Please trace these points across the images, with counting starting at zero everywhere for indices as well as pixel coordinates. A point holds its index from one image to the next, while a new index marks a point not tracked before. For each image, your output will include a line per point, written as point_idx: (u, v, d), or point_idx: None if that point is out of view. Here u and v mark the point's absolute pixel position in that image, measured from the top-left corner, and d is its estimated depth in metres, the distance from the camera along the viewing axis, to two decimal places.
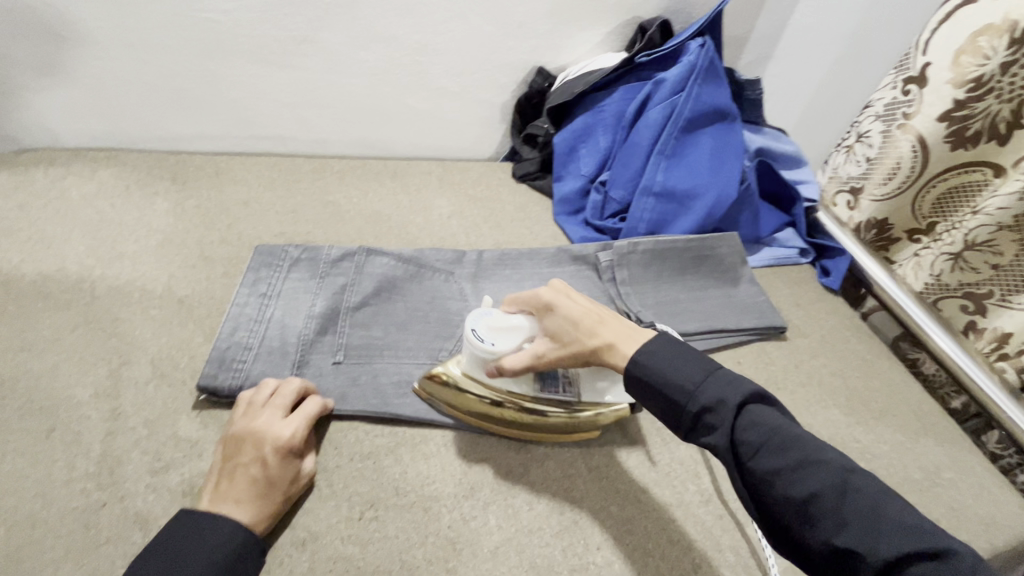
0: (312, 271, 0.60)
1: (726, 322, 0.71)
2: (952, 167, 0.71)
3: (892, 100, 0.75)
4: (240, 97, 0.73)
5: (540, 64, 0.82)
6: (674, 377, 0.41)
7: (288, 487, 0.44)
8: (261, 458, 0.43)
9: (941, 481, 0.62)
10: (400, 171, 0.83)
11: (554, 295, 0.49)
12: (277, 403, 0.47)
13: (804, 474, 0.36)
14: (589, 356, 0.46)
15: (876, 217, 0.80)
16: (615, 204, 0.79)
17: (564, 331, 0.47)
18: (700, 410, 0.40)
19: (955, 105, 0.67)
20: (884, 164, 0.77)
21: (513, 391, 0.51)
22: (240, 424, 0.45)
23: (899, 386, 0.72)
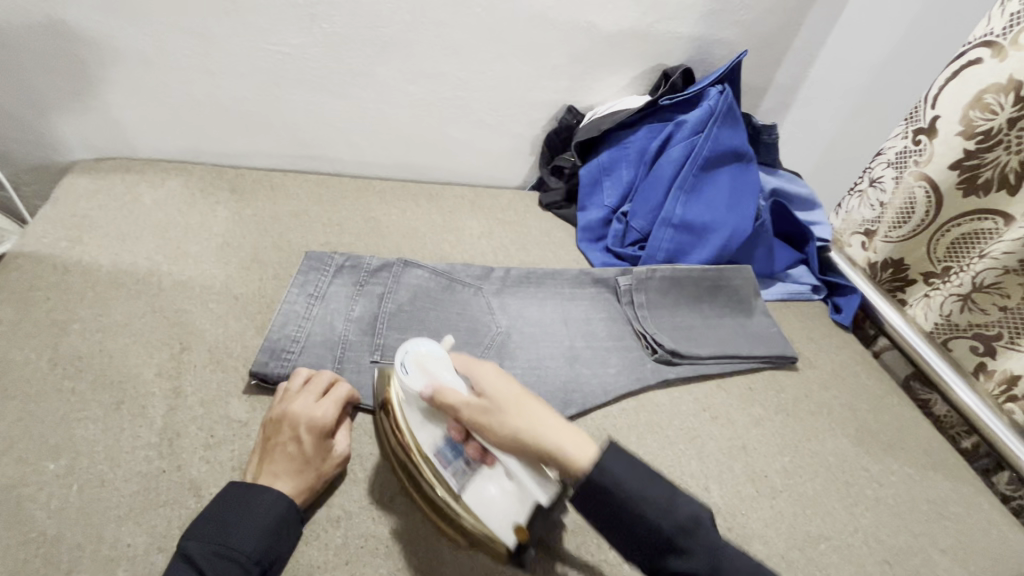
0: (354, 278, 0.66)
1: (738, 349, 0.74)
2: (963, 214, 0.74)
3: (902, 148, 0.79)
4: (298, 121, 0.80)
5: (570, 104, 0.89)
6: (643, 502, 0.40)
7: (323, 464, 0.48)
8: (297, 437, 0.48)
9: (949, 514, 0.63)
10: (436, 194, 0.90)
11: (496, 373, 0.48)
12: (310, 389, 0.51)
13: None
14: (527, 433, 0.44)
15: (892, 257, 0.84)
16: (636, 233, 0.84)
17: (502, 413, 0.46)
18: (672, 535, 0.39)
19: (965, 154, 0.71)
20: (897, 208, 0.81)
21: (418, 440, 0.49)
22: (279, 408, 0.50)
23: (908, 421, 0.74)
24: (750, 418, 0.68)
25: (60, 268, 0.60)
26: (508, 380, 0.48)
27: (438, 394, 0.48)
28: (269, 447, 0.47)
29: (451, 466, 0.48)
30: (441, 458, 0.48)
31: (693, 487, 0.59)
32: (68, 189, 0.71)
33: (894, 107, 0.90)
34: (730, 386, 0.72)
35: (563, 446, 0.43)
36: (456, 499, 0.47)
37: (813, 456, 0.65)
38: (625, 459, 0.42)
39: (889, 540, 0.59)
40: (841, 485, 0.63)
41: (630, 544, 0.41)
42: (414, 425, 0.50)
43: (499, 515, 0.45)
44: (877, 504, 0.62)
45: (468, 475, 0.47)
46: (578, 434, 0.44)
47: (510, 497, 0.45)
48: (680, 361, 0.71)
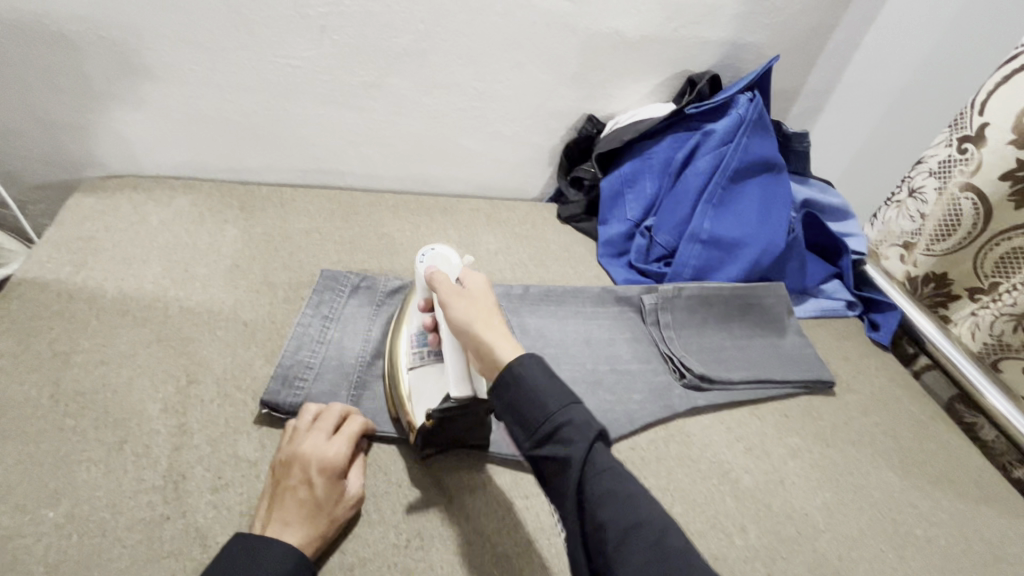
0: (369, 299, 0.64)
1: (771, 372, 0.70)
2: (1012, 228, 0.69)
3: (946, 157, 0.75)
4: (309, 135, 0.78)
5: (590, 112, 0.86)
6: (539, 393, 0.40)
7: (334, 508, 0.45)
8: (308, 480, 0.45)
9: (1006, 556, 0.58)
10: (451, 208, 0.87)
11: (484, 281, 0.51)
12: (321, 426, 0.48)
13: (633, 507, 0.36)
14: (468, 322, 0.47)
15: (933, 271, 0.79)
16: (661, 248, 0.80)
17: (463, 307, 0.48)
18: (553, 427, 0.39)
19: (1018, 164, 0.66)
20: (939, 220, 0.76)
21: (408, 322, 0.56)
22: (287, 449, 0.47)
23: (956, 450, 0.69)
24: (787, 449, 0.63)
25: (65, 295, 0.58)
26: (484, 285, 0.50)
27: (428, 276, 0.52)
28: (278, 492, 0.44)
29: (415, 349, 0.54)
30: (415, 339, 0.55)
31: (729, 527, 0.55)
32: (75, 209, 0.69)
33: (931, 116, 0.85)
34: (764, 413, 0.67)
35: (488, 343, 0.45)
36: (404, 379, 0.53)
37: (856, 490, 0.61)
38: (545, 367, 0.42)
39: None
40: (888, 524, 0.58)
41: (520, 429, 0.40)
42: (410, 311, 0.57)
43: (423, 398, 0.51)
44: (927, 545, 0.57)
45: (421, 359, 0.53)
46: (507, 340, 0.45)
47: (437, 389, 0.50)
48: (711, 386, 0.67)
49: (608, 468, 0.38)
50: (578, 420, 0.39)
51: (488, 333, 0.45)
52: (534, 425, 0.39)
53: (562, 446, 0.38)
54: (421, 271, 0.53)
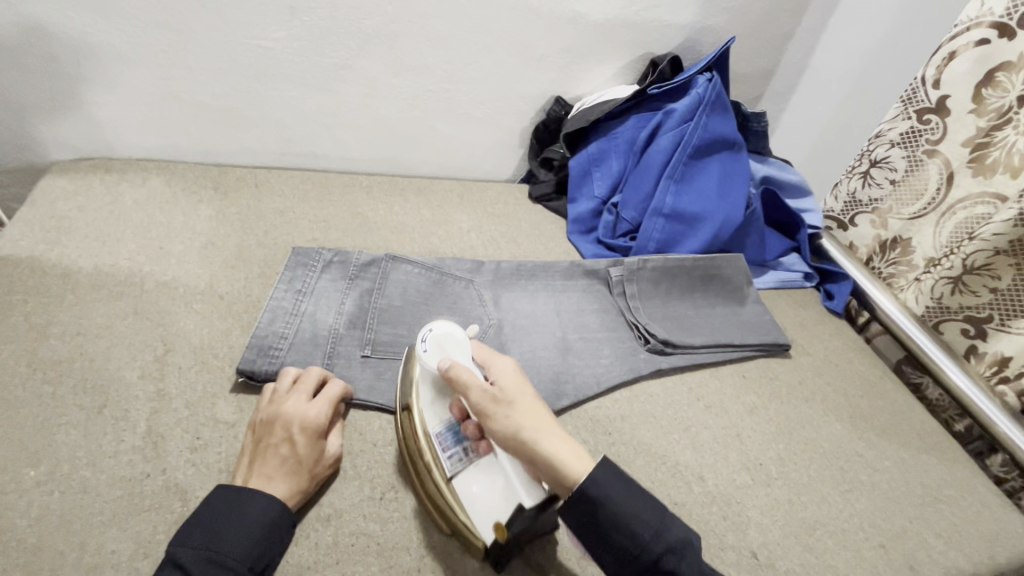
0: (342, 273, 0.66)
1: (730, 337, 0.74)
2: (969, 197, 0.74)
3: (906, 129, 0.80)
4: (282, 117, 0.79)
5: (558, 94, 0.88)
6: (635, 522, 0.42)
7: (315, 465, 0.47)
8: (290, 438, 0.47)
9: (943, 497, 0.63)
10: (424, 188, 0.89)
11: (515, 375, 0.49)
12: (301, 389, 0.50)
13: None
14: (524, 430, 0.45)
15: (902, 236, 0.84)
16: (626, 224, 0.83)
17: (513, 412, 0.46)
18: (658, 549, 0.41)
19: (979, 132, 0.72)
20: (909, 186, 0.81)
21: (422, 420, 0.50)
22: (269, 410, 0.49)
23: (901, 405, 0.74)
24: (744, 407, 0.67)
25: (39, 271, 0.59)
26: (519, 378, 0.49)
27: (457, 371, 0.48)
28: (261, 449, 0.46)
29: (449, 451, 0.48)
30: (442, 440, 0.49)
31: (689, 477, 0.59)
32: (45, 190, 0.69)
33: (878, 98, 0.89)
34: (723, 374, 0.71)
35: (558, 454, 0.44)
36: (449, 486, 0.47)
37: (807, 442, 0.65)
38: (627, 485, 0.43)
39: (884, 524, 0.58)
40: (836, 471, 0.62)
41: (615, 557, 0.42)
42: (425, 402, 0.51)
43: (484, 508, 0.45)
44: (871, 489, 0.62)
45: (463, 463, 0.47)
46: (574, 448, 0.46)
47: (498, 496, 0.46)
48: (674, 350, 0.71)
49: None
50: (669, 538, 0.41)
51: (556, 441, 0.45)
52: (635, 552, 0.41)
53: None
54: (447, 366, 0.49)
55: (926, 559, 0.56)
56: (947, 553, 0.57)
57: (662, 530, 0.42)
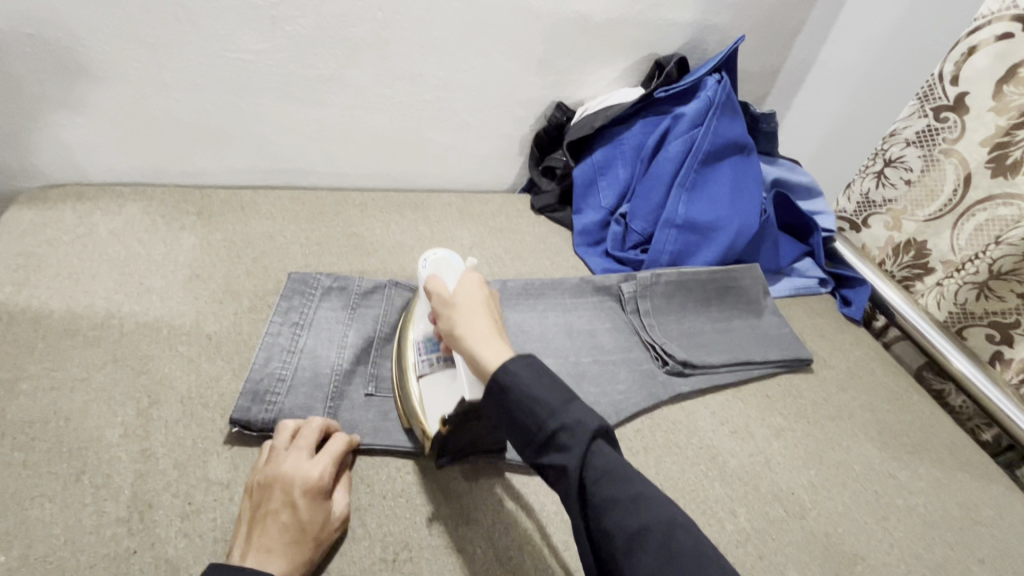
0: (343, 301, 0.61)
1: (752, 354, 0.70)
2: (988, 197, 0.72)
3: (923, 127, 0.77)
4: (267, 133, 0.74)
5: (559, 100, 0.84)
6: (532, 396, 0.39)
7: (320, 532, 0.42)
8: (291, 502, 0.42)
9: (983, 519, 0.60)
10: (421, 203, 0.84)
11: (474, 281, 0.48)
12: (301, 444, 0.46)
13: (643, 511, 0.35)
14: (454, 328, 0.45)
15: (916, 239, 0.80)
16: (637, 235, 0.79)
17: (450, 312, 0.46)
18: (554, 430, 0.38)
19: (999, 131, 0.69)
20: (926, 187, 0.78)
21: (414, 330, 0.55)
22: (267, 470, 0.44)
23: (930, 418, 0.71)
24: (770, 430, 0.64)
25: (6, 317, 0.54)
26: (478, 283, 0.49)
27: (431, 281, 0.50)
28: (259, 516, 0.41)
29: (426, 356, 0.53)
30: (421, 347, 0.54)
31: (720, 512, 0.55)
32: (11, 224, 0.63)
33: (901, 85, 0.85)
34: (746, 395, 0.68)
35: (474, 348, 0.43)
36: (414, 383, 0.52)
37: (838, 465, 0.62)
38: (532, 366, 0.40)
39: (926, 554, 0.55)
40: (871, 497, 0.59)
41: (517, 438, 0.40)
42: (418, 314, 0.56)
43: (436, 405, 0.49)
44: (908, 514, 0.58)
45: (431, 365, 0.52)
46: (495, 343, 0.43)
47: (448, 396, 0.49)
48: (693, 371, 0.67)
49: (608, 469, 0.37)
50: (572, 421, 0.38)
51: (487, 340, 0.43)
52: (531, 433, 0.39)
53: (559, 454, 0.38)
54: (427, 278, 0.52)
55: None
56: None
57: (559, 409, 0.38)
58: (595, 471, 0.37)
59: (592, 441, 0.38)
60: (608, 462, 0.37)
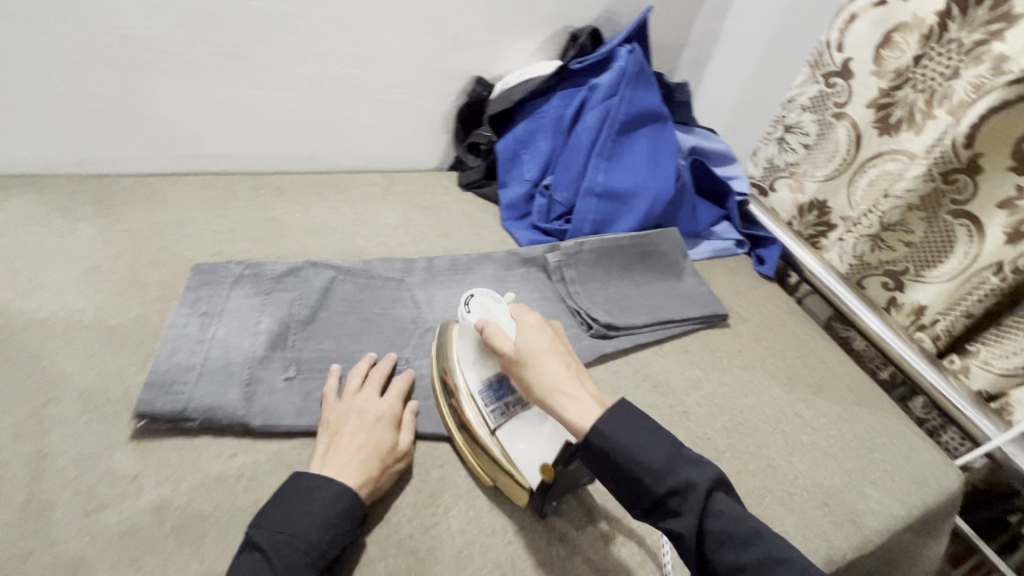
0: (256, 288, 0.60)
1: (671, 313, 0.74)
2: (877, 155, 0.78)
3: (815, 93, 0.83)
4: (169, 115, 0.70)
5: (479, 75, 0.84)
6: (639, 456, 0.41)
7: (386, 456, 0.50)
8: (364, 430, 0.50)
9: (877, 447, 0.66)
10: (344, 184, 0.82)
11: (539, 328, 0.50)
12: (371, 386, 0.54)
13: (766, 571, 0.38)
14: (535, 384, 0.48)
15: (818, 198, 0.86)
16: (560, 207, 0.81)
17: (527, 366, 0.49)
18: (666, 493, 0.40)
19: (880, 93, 0.76)
20: (823, 148, 0.84)
21: (466, 378, 0.55)
22: (342, 406, 0.52)
23: (834, 362, 0.77)
24: (688, 382, 0.68)
25: None
26: (540, 329, 0.51)
27: (491, 332, 0.52)
28: (337, 440, 0.49)
29: (491, 406, 0.54)
30: (483, 395, 0.54)
31: None
32: None
33: (790, 59, 0.90)
34: (666, 352, 0.71)
35: (563, 407, 0.45)
36: (493, 436, 0.52)
37: (750, 410, 0.66)
38: (634, 421, 0.43)
39: (827, 482, 0.60)
40: (780, 436, 0.64)
41: (627, 497, 0.42)
42: (466, 366, 0.56)
43: (530, 456, 0.51)
44: (813, 448, 0.63)
45: (503, 415, 0.53)
46: (584, 398, 0.45)
47: (545, 443, 0.51)
48: (616, 333, 0.70)
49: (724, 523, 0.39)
50: (681, 484, 0.40)
51: (568, 396, 0.46)
52: (644, 493, 0.41)
53: (671, 517, 0.40)
54: (482, 325, 0.53)
55: (866, 510, 0.59)
56: (882, 501, 0.60)
57: (667, 469, 0.40)
58: (713, 534, 0.39)
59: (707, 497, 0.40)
60: (725, 522, 0.39)
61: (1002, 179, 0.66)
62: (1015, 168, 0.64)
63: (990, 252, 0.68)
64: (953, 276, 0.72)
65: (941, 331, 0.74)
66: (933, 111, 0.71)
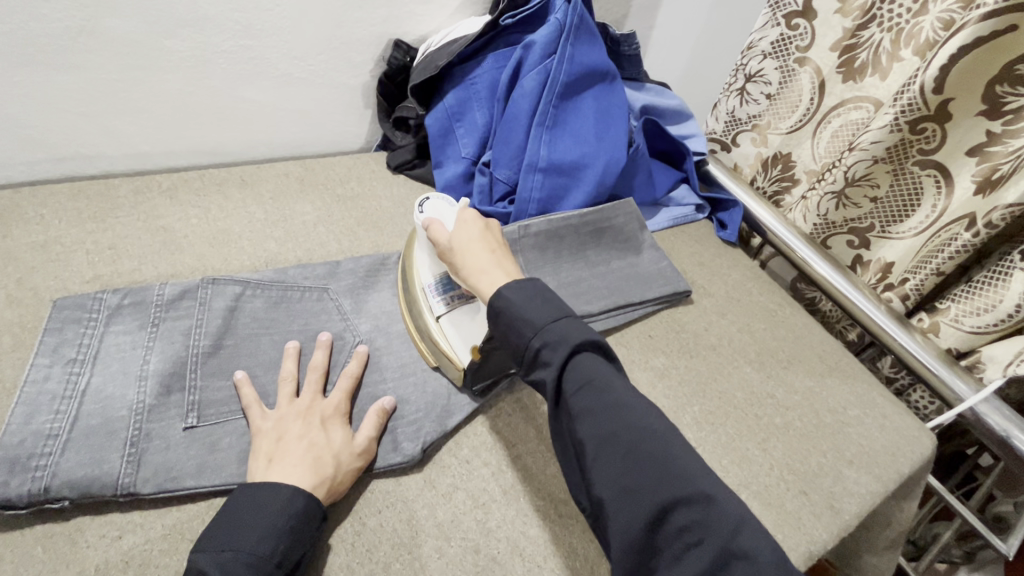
0: (140, 320, 0.50)
1: (631, 295, 0.67)
2: (841, 103, 0.72)
3: (777, 37, 0.75)
4: (8, 114, 0.57)
5: (397, 37, 0.72)
6: (527, 315, 0.43)
7: (340, 454, 0.45)
8: (313, 430, 0.46)
9: (851, 420, 0.63)
10: (251, 177, 0.71)
11: (471, 217, 0.53)
12: (314, 380, 0.50)
13: (612, 419, 0.39)
14: (459, 270, 0.50)
15: (781, 152, 0.81)
16: (503, 185, 0.72)
17: (457, 250, 0.51)
18: (539, 347, 0.41)
19: (845, 34, 0.69)
20: (786, 99, 0.77)
21: (419, 272, 0.56)
22: (282, 407, 0.47)
23: (803, 330, 0.72)
24: (653, 371, 0.63)
25: None
26: (472, 219, 0.53)
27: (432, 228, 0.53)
28: (279, 445, 0.44)
29: (438, 297, 0.54)
30: (432, 289, 0.55)
31: None
32: None
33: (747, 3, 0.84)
34: (626, 341, 0.65)
35: (481, 281, 0.48)
36: (434, 321, 0.54)
37: (719, 395, 0.62)
38: (531, 293, 0.45)
39: (802, 468, 0.57)
40: (752, 422, 0.60)
41: (512, 354, 0.44)
42: (419, 259, 0.56)
43: (465, 341, 0.52)
44: (785, 431, 0.60)
45: (449, 305, 0.54)
46: (499, 275, 0.48)
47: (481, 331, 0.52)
48: None
49: (590, 370, 0.40)
50: (553, 338, 0.41)
51: (485, 274, 0.48)
52: (522, 351, 0.42)
53: (542, 369, 0.41)
54: (425, 221, 0.54)
55: (843, 493, 0.56)
56: (859, 481, 0.57)
57: (543, 329, 0.42)
58: (572, 381, 0.40)
59: (574, 353, 0.41)
60: (586, 371, 0.40)
61: (973, 126, 0.61)
62: (986, 113, 0.60)
63: (959, 205, 0.64)
64: (921, 230, 0.69)
65: (911, 290, 0.71)
66: (899, 53, 0.65)
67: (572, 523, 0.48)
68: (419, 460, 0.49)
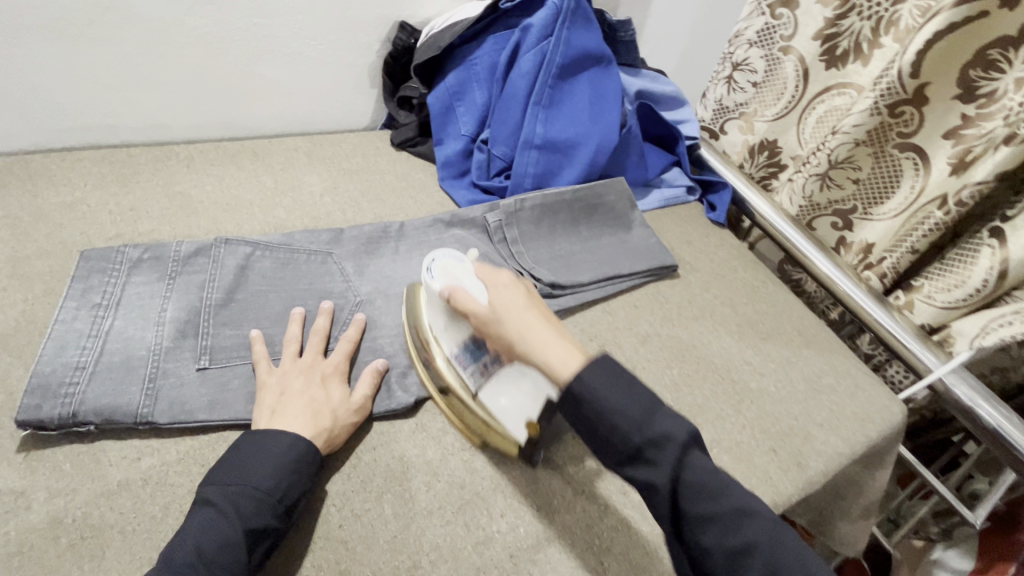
0: (158, 272, 0.54)
1: (619, 267, 0.71)
2: (825, 89, 0.75)
3: (762, 26, 0.78)
4: (39, 84, 0.61)
5: (401, 20, 0.76)
6: (620, 408, 0.39)
7: (337, 407, 0.49)
8: (314, 386, 0.50)
9: (823, 388, 0.66)
10: (262, 150, 0.75)
11: (508, 279, 0.49)
12: (317, 339, 0.54)
13: (740, 526, 0.37)
14: (509, 343, 0.46)
15: (767, 138, 0.84)
16: (500, 161, 0.75)
17: (504, 322, 0.46)
18: (643, 443, 0.38)
19: (825, 24, 0.72)
20: (771, 86, 0.80)
21: (439, 342, 0.52)
22: (287, 363, 0.51)
23: (783, 305, 0.75)
24: (636, 338, 0.66)
25: None
26: (510, 284, 0.48)
27: (457, 298, 0.49)
28: (282, 398, 0.48)
29: (468, 368, 0.51)
30: (460, 359, 0.51)
31: None
32: None
33: None
34: (612, 309, 0.69)
35: (546, 355, 0.43)
36: (472, 394, 0.51)
37: (698, 361, 0.65)
38: (607, 369, 0.40)
39: (772, 428, 0.60)
40: (728, 386, 0.63)
41: (604, 453, 0.40)
42: (437, 329, 0.53)
43: (512, 416, 0.49)
44: (759, 396, 0.63)
45: (483, 377, 0.51)
46: (563, 344, 0.43)
47: (526, 399, 0.49)
48: (562, 292, 0.67)
49: (700, 471, 0.38)
50: (658, 436, 0.38)
51: (548, 347, 0.43)
52: (620, 447, 0.39)
53: (648, 470, 0.38)
54: (448, 290, 0.50)
55: (811, 452, 0.59)
56: (827, 442, 0.61)
57: (645, 423, 0.38)
58: (690, 486, 0.37)
59: (685, 451, 0.38)
60: (703, 474, 0.38)
61: (947, 111, 0.64)
62: (961, 97, 0.62)
63: (935, 185, 0.67)
64: (898, 213, 0.72)
65: (888, 268, 0.74)
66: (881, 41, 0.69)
67: (551, 467, 0.52)
68: (412, 407, 0.53)
